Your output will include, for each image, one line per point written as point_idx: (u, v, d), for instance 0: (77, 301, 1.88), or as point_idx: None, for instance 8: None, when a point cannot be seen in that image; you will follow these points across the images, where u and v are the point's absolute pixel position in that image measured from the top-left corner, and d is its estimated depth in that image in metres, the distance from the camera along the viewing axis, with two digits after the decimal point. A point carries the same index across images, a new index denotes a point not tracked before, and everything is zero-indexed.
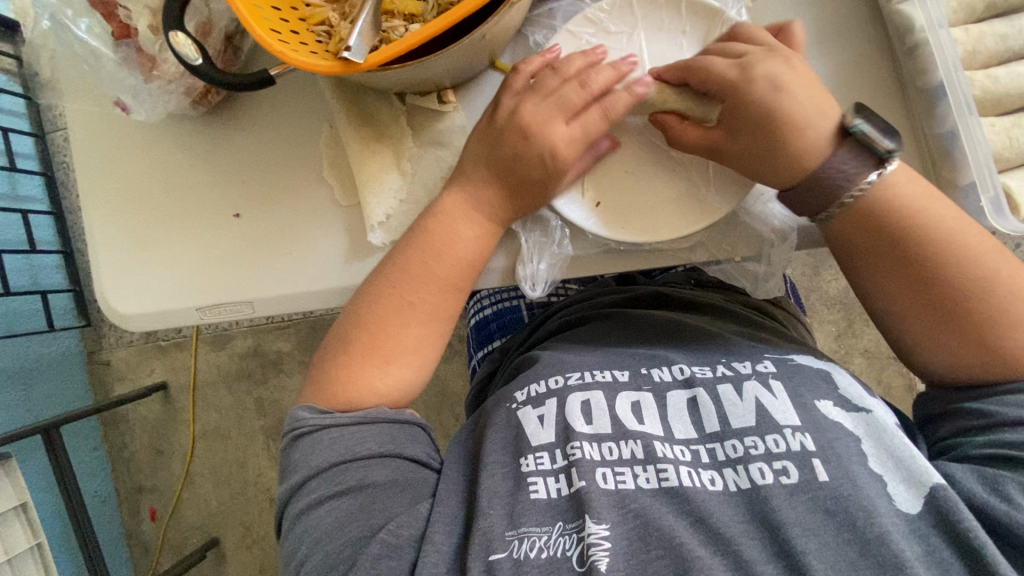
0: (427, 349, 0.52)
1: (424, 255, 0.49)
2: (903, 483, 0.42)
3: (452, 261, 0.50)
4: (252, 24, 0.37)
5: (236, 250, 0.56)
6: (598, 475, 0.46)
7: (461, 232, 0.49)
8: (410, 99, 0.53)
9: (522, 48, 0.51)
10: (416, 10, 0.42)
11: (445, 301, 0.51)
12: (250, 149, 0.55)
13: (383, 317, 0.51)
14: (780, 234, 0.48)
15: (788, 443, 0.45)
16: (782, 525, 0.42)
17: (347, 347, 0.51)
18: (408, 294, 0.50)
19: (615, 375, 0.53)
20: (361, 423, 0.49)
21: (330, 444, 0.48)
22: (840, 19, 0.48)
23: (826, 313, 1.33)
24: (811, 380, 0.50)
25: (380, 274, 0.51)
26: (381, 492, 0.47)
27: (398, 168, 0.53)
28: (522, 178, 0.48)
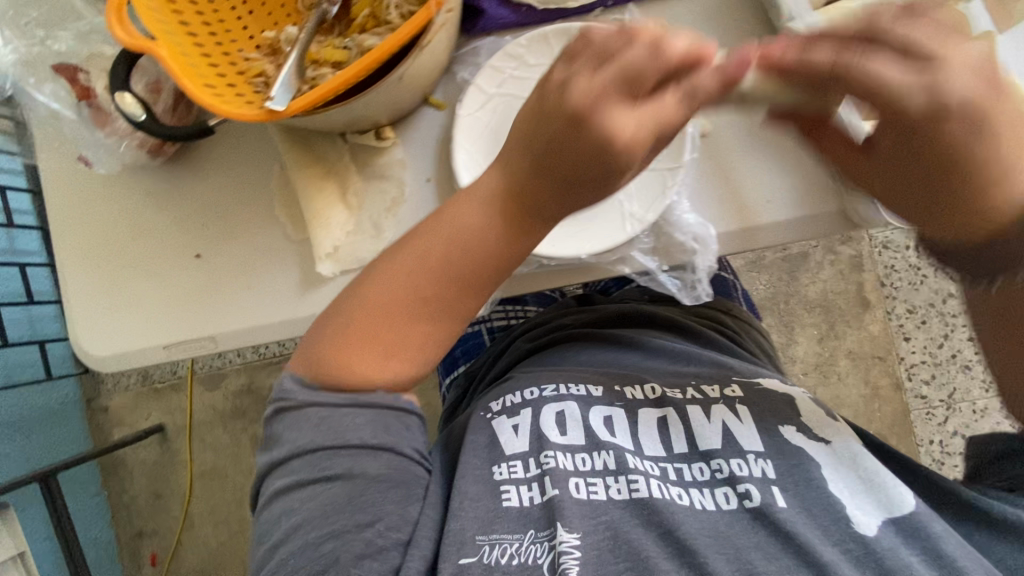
0: (431, 347, 0.49)
1: (447, 241, 0.47)
2: (870, 503, 0.46)
3: (473, 257, 0.46)
4: (182, 81, 0.41)
5: (198, 290, 0.60)
6: (571, 484, 0.48)
7: (466, 216, 0.46)
8: (351, 138, 0.56)
9: (452, 86, 0.55)
10: (341, 57, 0.46)
11: (460, 300, 0.48)
12: (208, 193, 0.59)
13: (389, 309, 0.48)
14: (703, 241, 0.50)
15: (751, 468, 0.48)
16: (737, 544, 0.44)
17: (350, 337, 0.48)
18: (421, 288, 0.47)
19: (589, 389, 0.55)
20: (356, 406, 0.47)
21: (318, 423, 0.46)
22: (742, 40, 0.51)
23: (807, 317, 1.34)
24: (776, 404, 0.53)
25: (427, 257, 0.47)
26: (371, 484, 0.46)
27: (345, 203, 0.56)
28: (529, 190, 0.43)
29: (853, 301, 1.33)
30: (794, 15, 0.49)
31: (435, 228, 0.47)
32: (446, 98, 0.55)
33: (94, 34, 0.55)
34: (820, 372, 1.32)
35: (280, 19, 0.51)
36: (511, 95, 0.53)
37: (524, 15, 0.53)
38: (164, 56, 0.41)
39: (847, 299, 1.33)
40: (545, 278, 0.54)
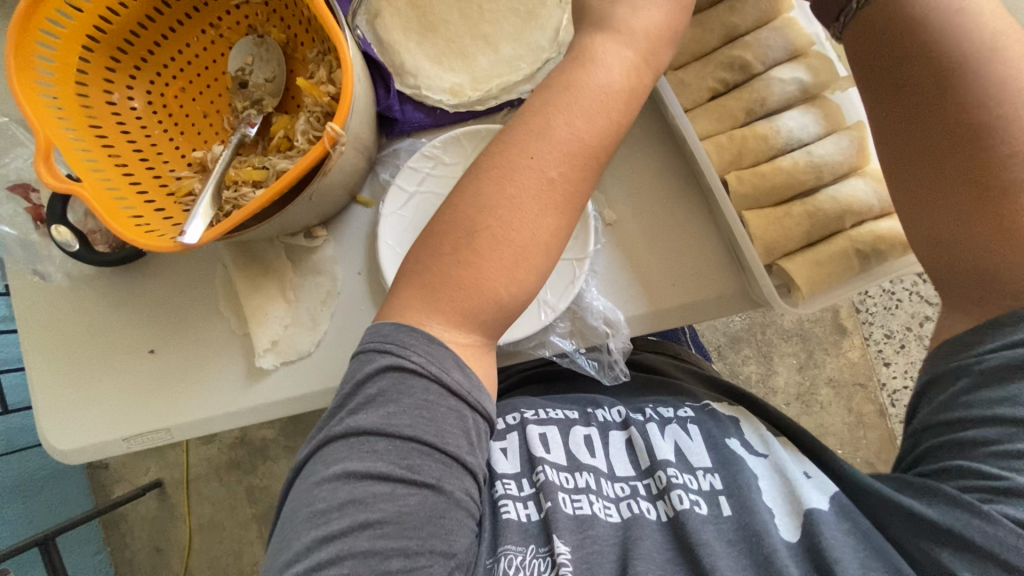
0: (508, 299, 0.43)
1: (559, 115, 0.42)
2: (787, 514, 0.48)
3: (578, 123, 0.42)
4: (106, 219, 0.44)
5: (153, 383, 0.63)
6: (561, 499, 0.51)
7: (551, 133, 0.41)
8: (285, 238, 0.59)
9: (377, 185, 0.59)
10: (259, 177, 0.50)
11: (580, 177, 0.42)
12: (160, 292, 0.63)
13: (509, 169, 0.42)
14: (613, 323, 0.52)
15: (701, 483, 0.52)
16: (706, 542, 0.47)
17: (434, 288, 0.42)
18: (548, 166, 0.41)
19: (567, 414, 0.61)
20: (450, 398, 0.41)
21: (420, 409, 0.41)
22: (640, 128, 0.53)
23: (785, 347, 1.35)
24: (721, 424, 0.58)
25: (510, 159, 0.42)
26: (420, 512, 0.40)
27: (283, 297, 0.59)
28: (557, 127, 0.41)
29: (829, 330, 1.33)
30: (679, 114, 0.50)
31: (498, 176, 0.41)
32: (373, 196, 0.59)
33: None
34: (802, 402, 1.31)
35: (209, 138, 0.55)
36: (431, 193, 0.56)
37: (436, 118, 0.57)
38: (89, 195, 0.44)
39: (823, 327, 1.34)
40: None
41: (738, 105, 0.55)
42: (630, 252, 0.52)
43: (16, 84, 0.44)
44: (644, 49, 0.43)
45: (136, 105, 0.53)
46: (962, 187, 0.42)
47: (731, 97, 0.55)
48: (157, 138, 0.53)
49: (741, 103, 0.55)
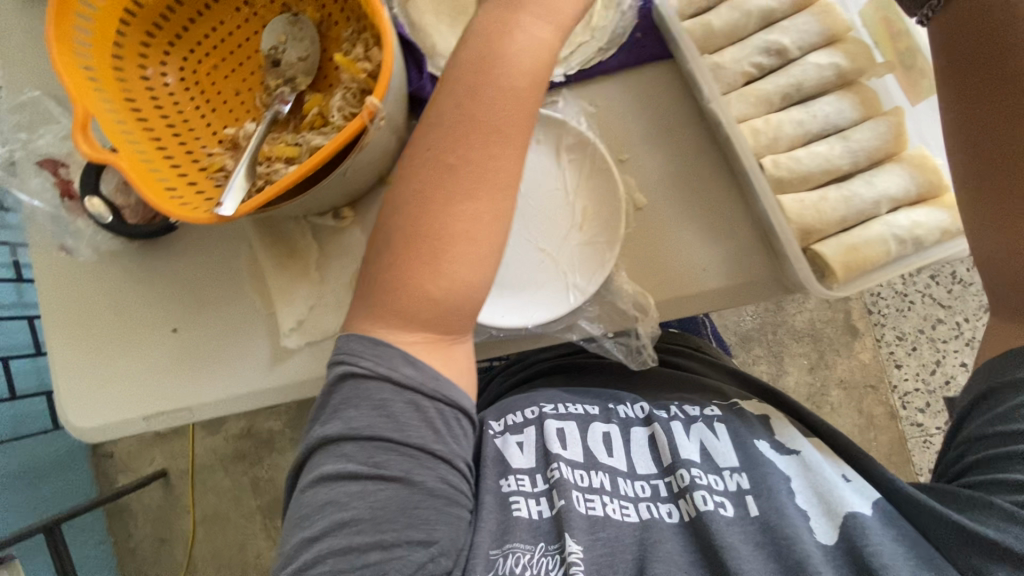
0: (483, 266, 0.47)
1: (468, 108, 0.46)
2: (823, 515, 0.49)
3: (490, 107, 0.46)
4: (143, 190, 0.45)
5: (176, 362, 0.63)
6: (574, 497, 0.52)
7: (496, 157, 0.47)
8: (313, 219, 0.59)
9: (406, 166, 0.59)
10: (293, 154, 0.50)
11: (500, 169, 0.47)
12: (183, 271, 0.62)
13: (434, 177, 0.46)
14: (643, 309, 0.52)
15: (728, 482, 0.52)
16: (731, 544, 0.48)
17: (384, 303, 0.47)
18: (448, 153, 0.45)
19: (588, 408, 0.61)
20: (415, 405, 0.46)
21: (374, 412, 0.45)
22: (675, 111, 0.53)
23: (796, 347, 1.34)
24: (751, 423, 0.58)
25: (440, 163, 0.46)
26: (402, 499, 0.44)
27: (309, 278, 0.59)
28: (459, 107, 0.46)
29: (841, 331, 1.33)
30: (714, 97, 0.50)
31: (439, 183, 0.46)
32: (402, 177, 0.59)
33: None
34: (812, 402, 1.31)
35: (239, 115, 0.54)
36: None
37: None
38: (124, 166, 0.44)
39: (834, 327, 1.33)
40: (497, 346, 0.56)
41: (772, 88, 0.56)
42: (663, 237, 0.52)
43: (57, 60, 0.45)
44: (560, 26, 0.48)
45: (169, 80, 0.53)
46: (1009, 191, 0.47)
47: (763, 81, 0.56)
48: (188, 114, 0.53)
49: (772, 86, 0.56)
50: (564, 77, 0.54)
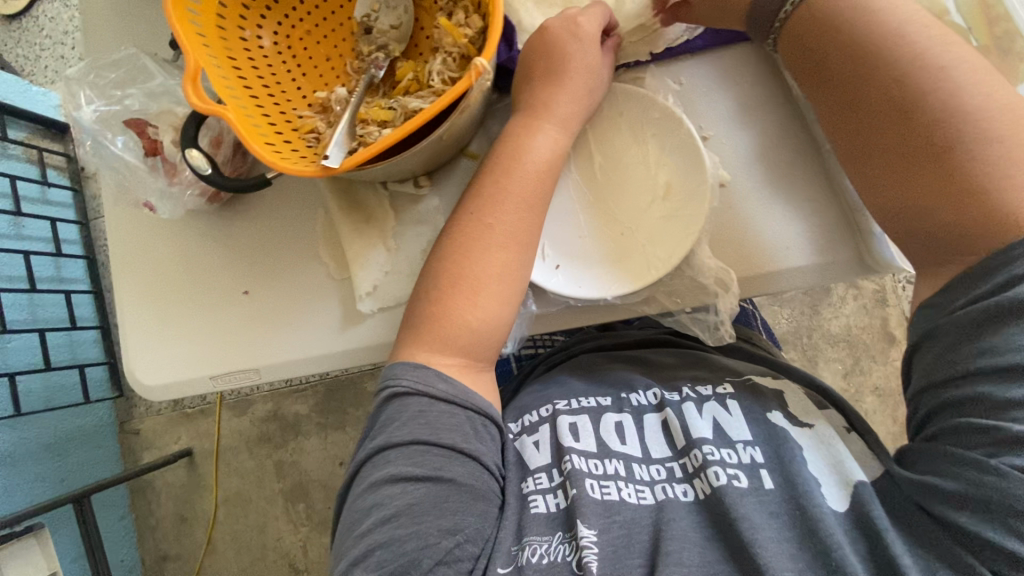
0: (497, 317, 0.54)
1: (497, 178, 0.53)
2: (835, 484, 0.49)
3: (521, 177, 0.53)
4: (248, 141, 0.45)
5: (244, 323, 0.63)
6: (587, 484, 0.52)
7: (504, 205, 0.53)
8: (391, 187, 0.60)
9: (485, 138, 0.60)
10: (386, 117, 0.50)
11: (523, 221, 0.53)
12: (256, 234, 0.63)
13: (462, 238, 0.54)
14: (722, 285, 0.52)
15: (741, 455, 0.52)
16: (749, 517, 0.47)
17: (427, 329, 0.54)
18: (485, 216, 0.53)
19: (599, 401, 0.62)
20: (449, 415, 0.52)
21: (415, 419, 0.51)
22: (757, 93, 0.54)
23: (831, 351, 1.33)
24: (763, 397, 0.58)
25: (473, 215, 0.54)
26: (438, 492, 0.49)
27: (384, 244, 0.60)
28: (495, 171, 0.54)
29: (878, 337, 1.32)
30: None
31: (470, 234, 0.54)
32: (481, 150, 0.60)
33: (164, 94, 0.61)
34: None
35: (330, 80, 0.56)
36: None
37: None
38: (231, 118, 0.45)
39: (872, 334, 1.32)
40: (569, 317, 0.56)
41: None
42: (749, 212, 0.52)
43: (170, 11, 0.46)
44: (571, 126, 0.54)
45: (265, 43, 0.54)
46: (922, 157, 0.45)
47: None
48: (281, 76, 0.54)
49: None
50: (649, 56, 0.56)
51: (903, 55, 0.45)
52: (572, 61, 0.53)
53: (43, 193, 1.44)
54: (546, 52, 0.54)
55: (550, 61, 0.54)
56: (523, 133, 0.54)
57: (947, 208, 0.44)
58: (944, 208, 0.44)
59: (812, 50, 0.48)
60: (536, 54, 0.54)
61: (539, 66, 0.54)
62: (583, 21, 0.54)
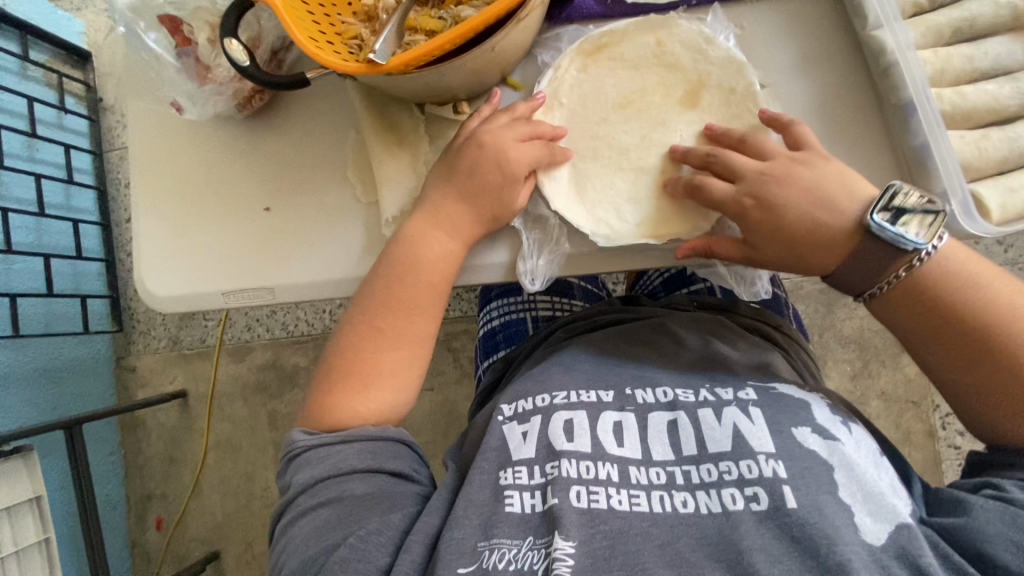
0: (404, 373, 0.58)
1: (389, 281, 0.55)
2: (870, 514, 0.47)
3: (416, 280, 0.55)
4: (294, 30, 0.43)
5: (262, 240, 0.61)
6: (573, 492, 0.50)
7: (428, 252, 0.54)
8: (429, 109, 0.58)
9: (531, 68, 0.57)
10: (436, 27, 0.49)
11: (417, 295, 0.56)
12: (284, 148, 0.61)
13: (379, 324, 0.57)
14: None
15: (762, 469, 0.49)
16: (769, 546, 0.45)
17: (348, 374, 0.57)
18: (377, 320, 0.57)
19: (600, 396, 0.58)
20: (341, 453, 0.54)
21: (319, 459, 0.55)
22: (820, 45, 0.52)
23: (842, 353, 1.31)
24: (791, 409, 0.54)
25: (391, 298, 0.56)
26: (358, 503, 0.52)
27: (414, 170, 0.59)
28: (415, 275, 0.55)
29: (889, 342, 1.30)
30: (881, 22, 0.48)
31: (375, 309, 0.57)
32: (524, 81, 0.57)
33: None
34: None
35: None
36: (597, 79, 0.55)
37: (610, 6, 0.55)
38: (278, 4, 0.43)
39: (884, 338, 1.30)
40: (602, 261, 0.54)
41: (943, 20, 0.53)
42: None
43: None
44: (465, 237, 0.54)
45: None
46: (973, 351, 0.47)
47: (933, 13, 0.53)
48: None
49: (943, 19, 0.53)
50: None
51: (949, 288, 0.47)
52: (504, 161, 0.52)
53: (59, 118, 1.42)
54: (476, 176, 0.53)
55: (478, 186, 0.53)
56: (416, 234, 0.55)
57: (995, 342, 0.46)
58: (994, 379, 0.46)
59: (870, 279, 0.48)
60: (470, 159, 0.53)
61: (466, 169, 0.53)
62: (514, 152, 0.52)
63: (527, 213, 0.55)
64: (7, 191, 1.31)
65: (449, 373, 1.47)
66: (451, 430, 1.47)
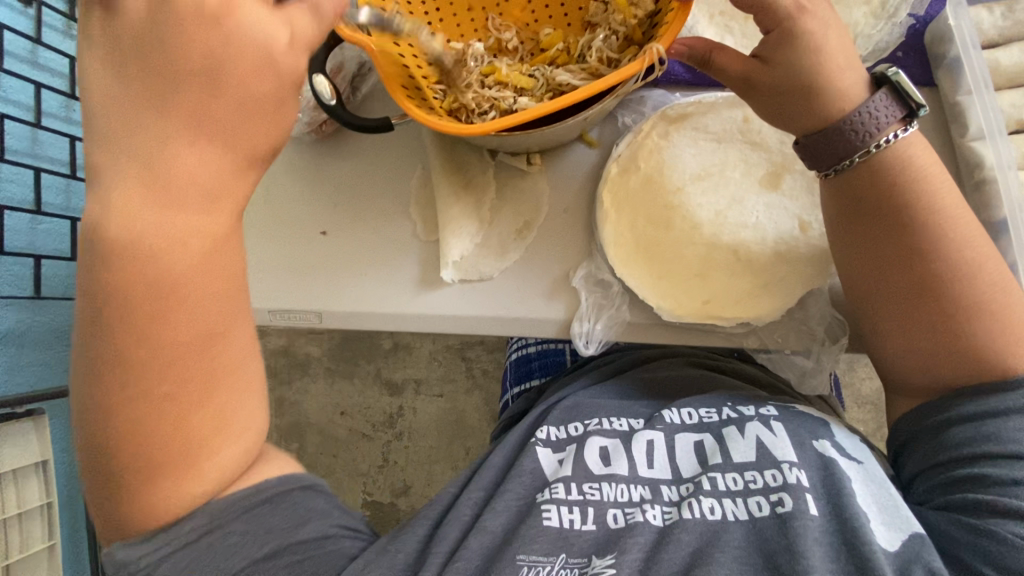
0: (252, 419, 0.46)
1: (174, 315, 0.39)
2: (885, 523, 0.46)
3: (182, 327, 0.39)
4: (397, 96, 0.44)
5: (315, 261, 0.60)
6: (609, 515, 0.52)
7: (176, 262, 0.39)
8: (501, 157, 0.58)
9: (611, 128, 0.57)
10: (527, 85, 0.50)
11: (211, 304, 0.41)
12: (347, 174, 0.61)
13: (203, 388, 0.41)
14: (831, 336, 0.52)
15: (786, 476, 0.50)
16: (795, 545, 0.46)
17: (170, 465, 0.42)
18: (173, 393, 0.40)
19: (630, 423, 0.60)
20: (226, 532, 0.45)
21: (212, 541, 0.44)
22: None
23: (856, 412, 1.29)
24: (810, 424, 0.56)
25: (166, 297, 0.38)
26: (300, 572, 0.48)
27: (478, 215, 0.58)
28: (154, 288, 0.38)
29: None
30: (982, 135, 0.53)
31: (207, 374, 0.41)
32: (601, 138, 0.57)
33: None
34: None
35: (466, 33, 0.53)
36: (681, 147, 0.54)
37: (698, 76, 0.56)
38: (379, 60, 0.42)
39: None
40: (658, 334, 0.54)
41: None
42: None
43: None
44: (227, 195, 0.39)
45: None
46: (914, 299, 0.47)
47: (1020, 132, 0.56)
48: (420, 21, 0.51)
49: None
50: None
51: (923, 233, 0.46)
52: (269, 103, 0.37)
53: None
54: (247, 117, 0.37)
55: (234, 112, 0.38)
56: (126, 208, 0.37)
57: (953, 298, 0.46)
58: (938, 325, 0.46)
59: (833, 153, 0.46)
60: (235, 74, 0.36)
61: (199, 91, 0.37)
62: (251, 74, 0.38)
63: (589, 274, 0.55)
64: (41, 151, 1.29)
65: (459, 382, 1.47)
66: (455, 439, 1.46)
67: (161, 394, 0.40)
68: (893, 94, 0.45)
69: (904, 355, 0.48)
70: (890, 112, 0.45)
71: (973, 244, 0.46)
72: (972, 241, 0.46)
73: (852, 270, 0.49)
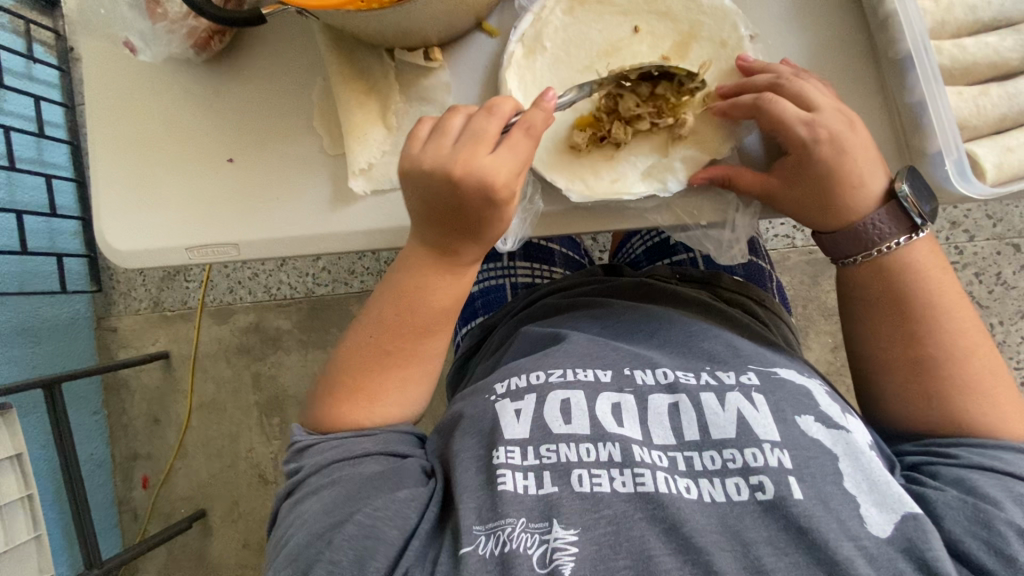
0: (409, 389, 0.60)
1: (397, 309, 0.57)
2: (876, 506, 0.46)
3: (423, 312, 0.57)
4: None
5: (229, 193, 0.58)
6: (574, 477, 0.50)
7: (466, 256, 0.55)
8: (399, 55, 0.55)
9: (508, 14, 0.56)
10: None
11: (437, 318, 0.58)
12: (245, 97, 0.58)
13: (371, 368, 0.59)
14: (744, 201, 0.54)
15: (767, 458, 0.48)
16: (778, 539, 0.45)
17: (353, 391, 0.59)
18: (383, 343, 0.58)
19: (598, 375, 0.57)
20: (360, 436, 0.56)
21: (333, 446, 0.56)
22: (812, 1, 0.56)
23: (824, 323, 1.29)
24: (794, 396, 0.53)
25: (403, 297, 0.57)
26: (367, 485, 0.52)
27: (384, 123, 0.56)
28: (410, 292, 0.57)
29: None
30: None
31: (380, 328, 0.58)
32: (500, 26, 0.56)
33: None
34: (832, 380, 1.27)
35: None
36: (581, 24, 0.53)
37: None
38: None
39: None
40: (577, 220, 0.54)
41: None
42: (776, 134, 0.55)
43: None
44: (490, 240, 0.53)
45: None
46: (907, 373, 0.54)
47: None
48: None
49: None
50: None
51: (919, 306, 0.53)
52: (492, 181, 0.49)
53: (29, 69, 1.32)
54: (461, 207, 0.50)
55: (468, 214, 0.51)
56: (417, 270, 0.56)
57: (943, 370, 0.52)
58: (931, 388, 0.53)
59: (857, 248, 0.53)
60: (448, 170, 0.49)
61: (444, 207, 0.51)
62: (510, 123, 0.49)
63: None
64: None
65: None
66: (435, 394, 1.45)
67: (363, 339, 0.59)
68: (896, 210, 0.51)
69: (903, 410, 0.55)
70: (891, 227, 0.52)
71: (956, 314, 0.53)
72: (961, 317, 0.53)
73: (852, 320, 0.57)
